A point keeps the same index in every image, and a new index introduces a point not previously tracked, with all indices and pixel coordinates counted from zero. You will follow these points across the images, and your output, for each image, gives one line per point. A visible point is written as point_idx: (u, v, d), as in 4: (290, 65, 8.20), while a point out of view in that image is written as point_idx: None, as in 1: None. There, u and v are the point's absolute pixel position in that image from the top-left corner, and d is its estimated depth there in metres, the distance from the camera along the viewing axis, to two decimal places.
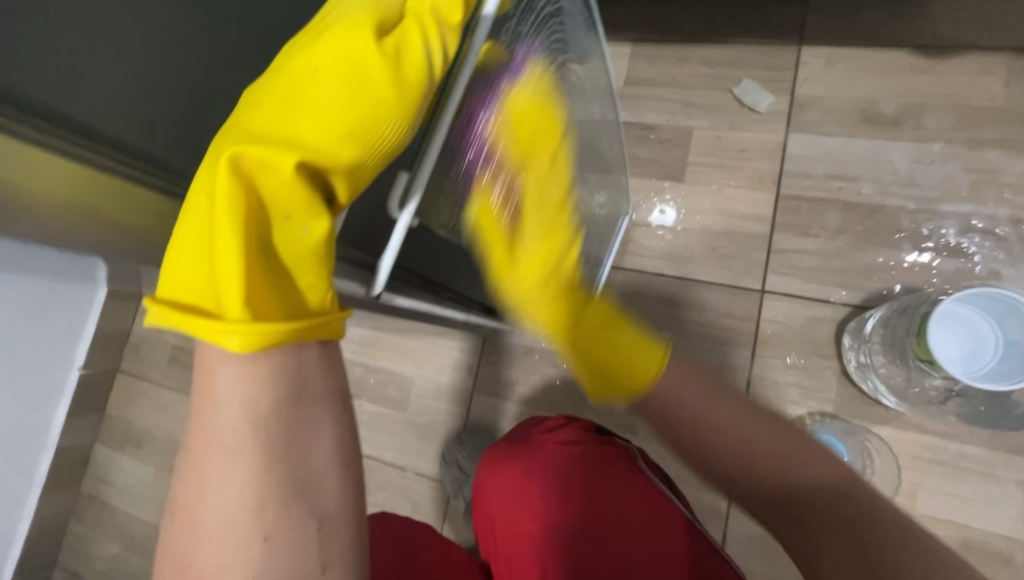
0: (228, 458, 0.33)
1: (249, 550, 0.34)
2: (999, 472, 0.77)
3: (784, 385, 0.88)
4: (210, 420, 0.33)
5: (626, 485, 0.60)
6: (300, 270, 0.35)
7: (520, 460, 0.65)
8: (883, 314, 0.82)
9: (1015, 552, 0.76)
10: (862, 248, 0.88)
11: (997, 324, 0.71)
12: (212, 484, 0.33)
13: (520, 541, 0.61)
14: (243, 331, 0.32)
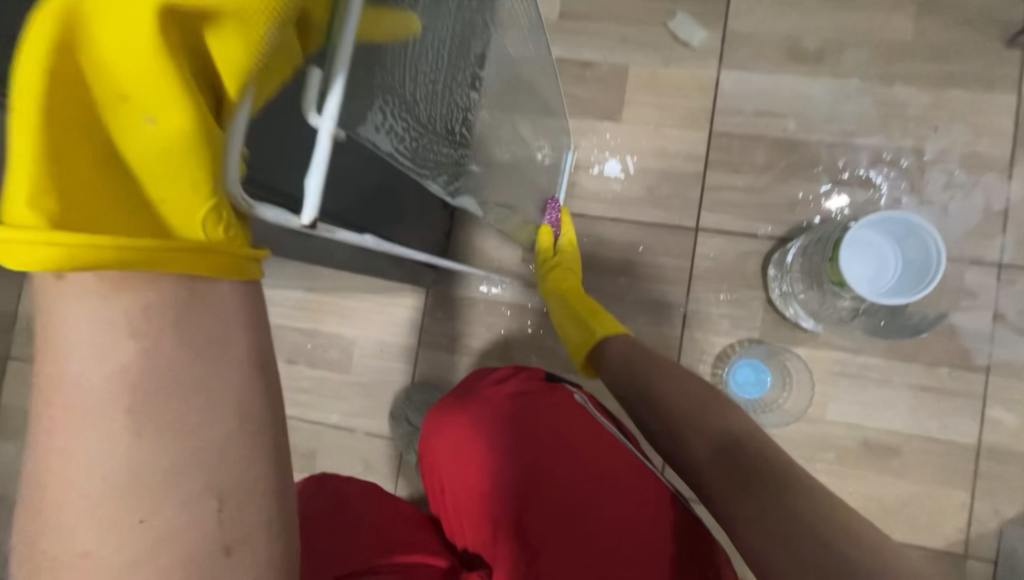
0: (102, 419, 0.29)
1: (124, 509, 0.30)
2: (894, 378, 0.87)
3: (717, 317, 0.93)
4: (73, 371, 0.29)
5: (573, 423, 0.64)
6: (176, 193, 0.28)
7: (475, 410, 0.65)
8: (801, 244, 0.88)
9: (903, 443, 0.87)
10: (787, 182, 0.92)
11: (899, 246, 0.78)
12: (75, 442, 0.29)
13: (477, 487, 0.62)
14: (54, 246, 0.25)
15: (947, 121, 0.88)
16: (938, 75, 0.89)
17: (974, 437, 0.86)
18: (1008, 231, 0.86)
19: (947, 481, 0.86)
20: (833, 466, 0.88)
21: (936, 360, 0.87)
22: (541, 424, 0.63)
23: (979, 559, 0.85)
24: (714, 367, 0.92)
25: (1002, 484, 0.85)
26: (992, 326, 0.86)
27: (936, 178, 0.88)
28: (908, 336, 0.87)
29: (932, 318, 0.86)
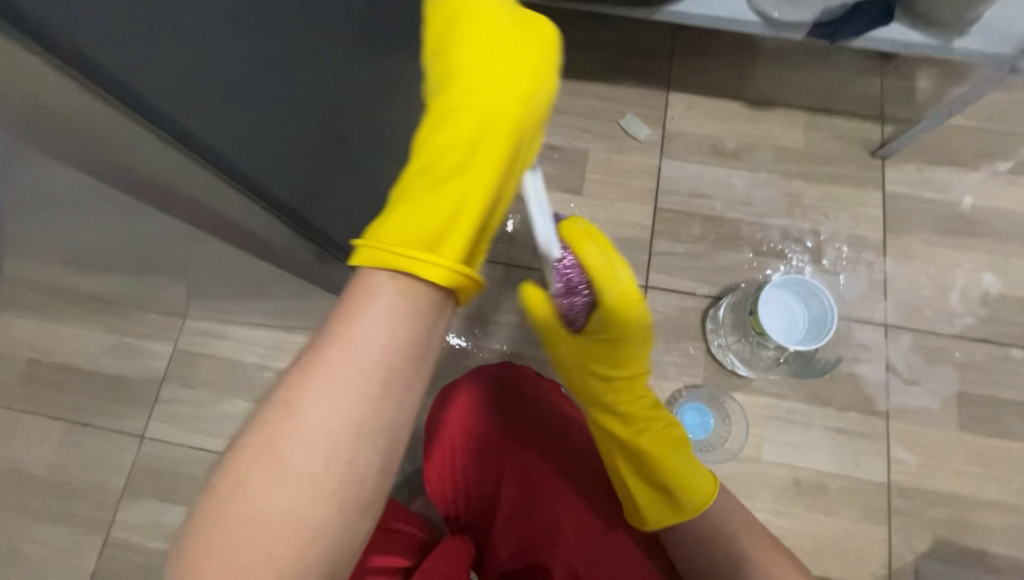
0: (354, 382, 0.39)
1: (338, 459, 0.38)
2: (815, 421, 1.00)
3: (666, 364, 1.05)
4: (347, 343, 0.40)
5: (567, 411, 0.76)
6: (461, 239, 0.48)
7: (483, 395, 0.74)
8: (729, 302, 1.04)
9: (828, 481, 0.98)
10: (717, 251, 1.10)
11: (805, 304, 0.95)
12: (321, 394, 0.39)
13: (480, 467, 0.72)
14: (430, 263, 0.44)
15: (836, 210, 1.11)
16: (826, 175, 1.13)
17: (885, 475, 0.98)
18: (889, 297, 1.06)
19: (867, 517, 0.97)
20: (771, 504, 0.97)
21: (846, 405, 1.01)
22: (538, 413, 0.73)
23: None
24: (664, 410, 1.02)
25: (912, 519, 0.97)
26: (886, 376, 1.02)
27: (831, 253, 1.09)
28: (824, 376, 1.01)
29: (833, 361, 1.02)
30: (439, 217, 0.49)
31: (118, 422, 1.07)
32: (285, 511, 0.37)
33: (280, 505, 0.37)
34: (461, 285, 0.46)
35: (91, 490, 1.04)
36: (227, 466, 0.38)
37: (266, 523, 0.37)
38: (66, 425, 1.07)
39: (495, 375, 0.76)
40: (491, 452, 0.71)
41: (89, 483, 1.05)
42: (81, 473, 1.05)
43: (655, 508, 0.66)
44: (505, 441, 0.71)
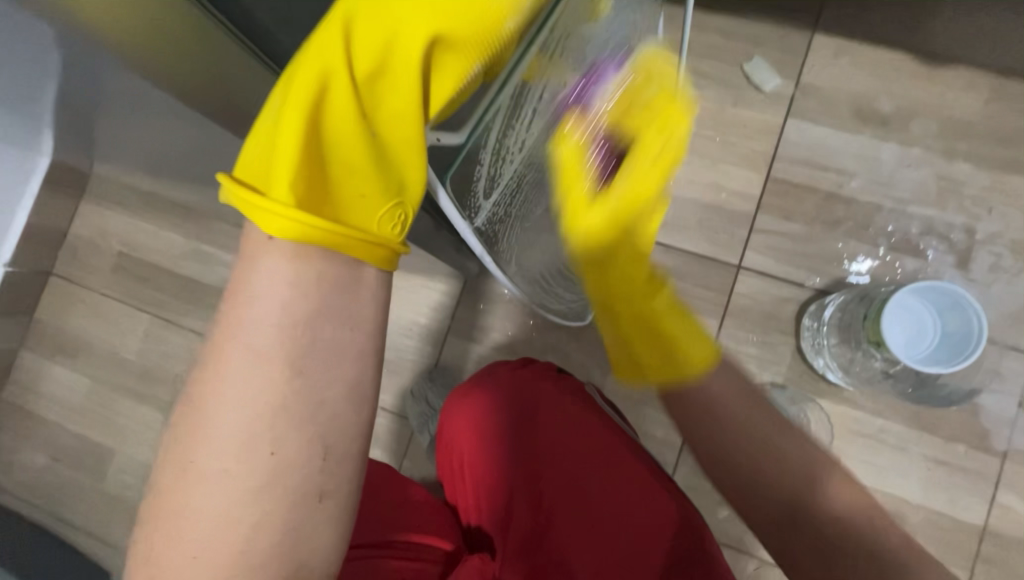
0: (248, 391, 0.35)
1: (250, 519, 0.35)
2: (909, 446, 0.88)
3: (745, 357, 0.94)
4: (229, 385, 0.35)
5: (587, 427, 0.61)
6: (395, 183, 0.39)
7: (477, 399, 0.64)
8: (841, 300, 0.90)
9: (909, 513, 0.88)
10: (836, 238, 0.94)
11: (946, 319, 0.79)
12: (226, 412, 0.35)
13: (485, 480, 0.62)
14: (295, 218, 0.34)
15: (1003, 206, 0.90)
16: (1002, 159, 0.91)
17: (982, 520, 0.86)
18: None
19: (948, 559, 0.86)
20: None
21: (955, 436, 0.87)
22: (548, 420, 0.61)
23: None
24: None
25: (1002, 570, 0.85)
26: (1016, 413, 0.86)
27: (985, 258, 0.89)
28: (935, 405, 0.87)
29: (962, 392, 0.87)
30: (357, 145, 0.38)
31: (193, 321, 1.13)
32: (229, 542, 0.35)
33: (183, 560, 0.35)
34: (371, 251, 0.37)
35: (169, 377, 1.14)
36: (146, 510, 0.37)
37: (204, 552, 0.35)
38: (149, 316, 1.15)
39: (491, 375, 0.65)
40: (488, 468, 0.62)
41: (167, 372, 1.14)
42: (160, 362, 1.14)
43: (646, 344, 0.56)
44: (509, 459, 0.61)
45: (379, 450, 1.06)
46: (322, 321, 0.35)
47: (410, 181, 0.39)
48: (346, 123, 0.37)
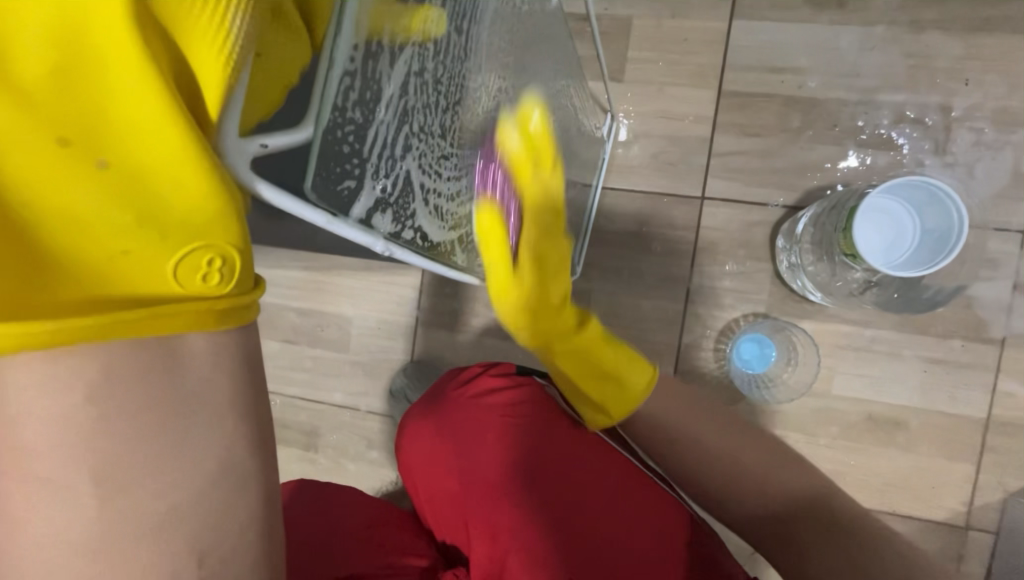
0: (65, 501, 0.29)
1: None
2: (903, 351, 0.84)
3: (723, 292, 0.89)
4: (38, 512, 0.29)
5: (550, 428, 0.61)
6: (183, 228, 0.29)
7: (439, 422, 0.65)
8: (814, 213, 0.83)
9: (909, 417, 0.85)
10: (802, 146, 0.86)
11: (922, 215, 0.73)
12: (47, 540, 0.30)
13: (454, 501, 0.62)
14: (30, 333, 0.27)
15: (981, 73, 0.81)
16: (976, 20, 0.80)
17: (985, 410, 0.84)
18: None
19: (953, 455, 0.85)
20: (836, 439, 0.87)
21: (950, 332, 0.83)
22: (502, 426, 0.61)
23: (980, 529, 0.84)
24: (716, 341, 0.90)
25: (1010, 456, 0.83)
26: (1012, 297, 0.81)
27: (966, 137, 0.81)
28: (923, 308, 0.82)
29: (951, 289, 0.82)
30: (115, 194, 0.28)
31: None
32: None
33: None
34: (191, 320, 0.30)
35: None
36: None
37: None
38: None
39: (445, 397, 0.66)
40: (454, 490, 0.62)
41: None
42: None
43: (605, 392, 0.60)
44: (472, 474, 0.61)
45: (375, 451, 1.04)
46: (126, 422, 0.30)
47: (197, 223, 0.29)
48: (63, 169, 0.27)
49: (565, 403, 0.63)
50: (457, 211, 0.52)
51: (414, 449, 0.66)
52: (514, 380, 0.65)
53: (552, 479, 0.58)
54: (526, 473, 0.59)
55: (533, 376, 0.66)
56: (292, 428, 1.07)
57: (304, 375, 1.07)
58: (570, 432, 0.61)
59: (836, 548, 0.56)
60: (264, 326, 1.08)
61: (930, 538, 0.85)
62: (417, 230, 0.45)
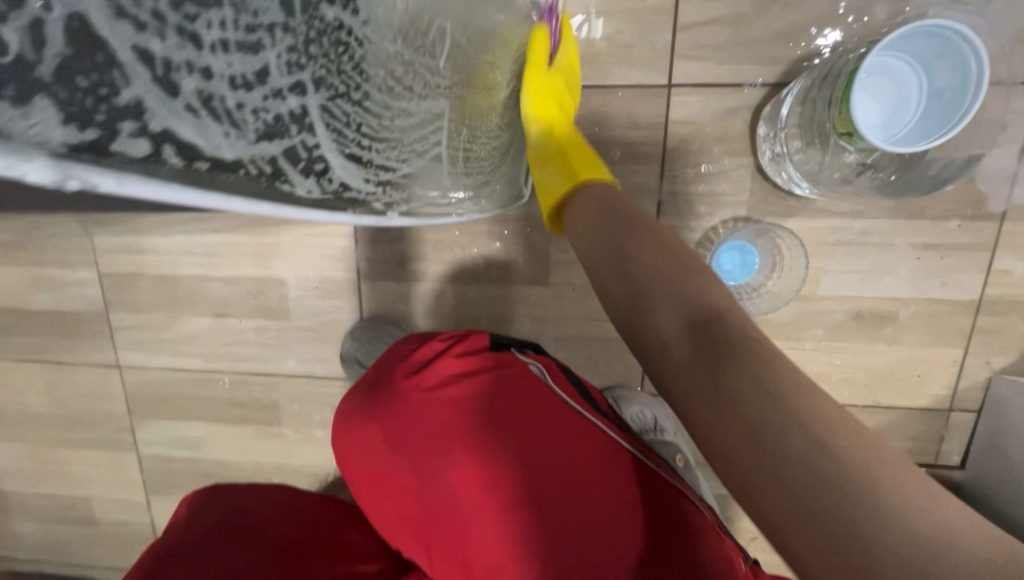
0: None
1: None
2: (896, 240, 0.76)
3: (698, 197, 0.78)
4: None
5: (531, 409, 0.55)
6: None
7: (392, 418, 0.57)
8: (802, 87, 0.70)
9: (899, 309, 0.80)
10: (786, 4, 0.69)
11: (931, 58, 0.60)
12: None
13: (418, 495, 0.54)
14: None
15: None
16: None
17: (978, 292, 0.78)
18: None
19: (941, 341, 0.81)
20: (823, 342, 0.82)
21: (947, 213, 0.75)
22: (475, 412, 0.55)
23: (963, 410, 0.83)
24: (694, 254, 0.80)
25: (1001, 336, 0.79)
26: (1019, 164, 0.72)
27: None
28: (926, 189, 0.72)
29: (960, 164, 0.70)
30: None
31: (89, 355, 0.98)
32: None
33: None
34: None
35: (99, 417, 1.02)
36: None
37: None
38: (43, 364, 1.00)
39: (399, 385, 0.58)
40: (416, 485, 0.54)
41: (93, 413, 1.02)
42: (81, 406, 1.01)
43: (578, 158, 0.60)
44: (439, 469, 0.53)
45: None
46: None
47: None
48: None
49: (549, 381, 0.58)
50: (268, 112, 0.33)
51: (360, 436, 0.58)
52: (486, 359, 0.60)
53: (535, 467, 0.52)
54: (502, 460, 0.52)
55: (513, 350, 0.61)
56: (247, 406, 0.98)
57: (245, 350, 0.95)
58: (556, 411, 0.56)
59: (743, 371, 0.36)
60: (188, 302, 0.94)
61: (913, 425, 0.84)
62: (165, 139, 0.27)
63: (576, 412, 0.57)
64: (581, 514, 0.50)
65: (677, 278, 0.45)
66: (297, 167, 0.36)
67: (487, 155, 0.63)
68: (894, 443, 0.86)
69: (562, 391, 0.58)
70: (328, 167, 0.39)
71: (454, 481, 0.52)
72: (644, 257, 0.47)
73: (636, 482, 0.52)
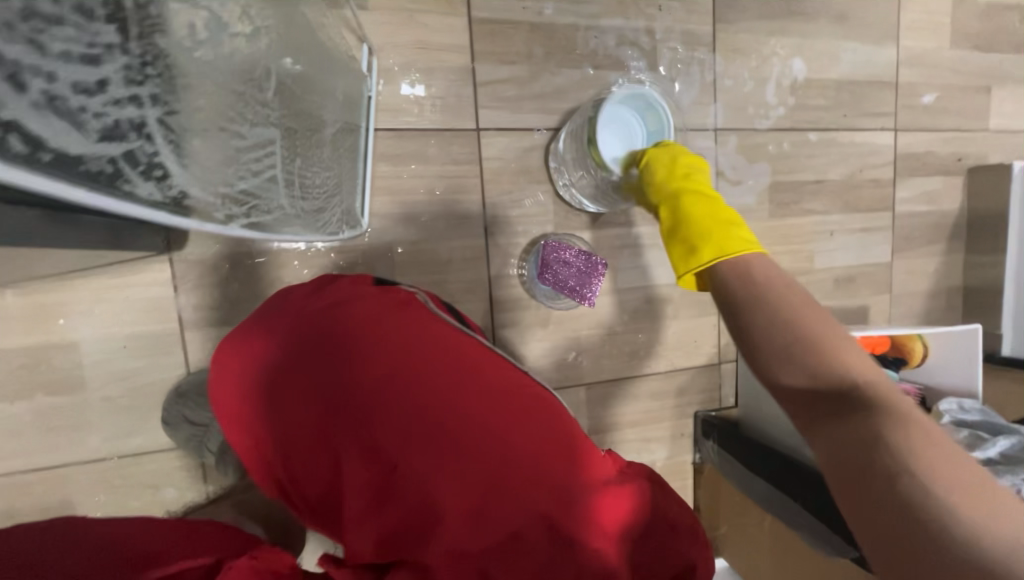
0: None
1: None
2: (659, 240, 1.03)
3: (516, 218, 0.94)
4: None
5: (417, 330, 0.51)
6: None
7: (275, 345, 0.49)
8: (570, 130, 0.92)
9: (672, 291, 1.06)
10: (552, 71, 0.92)
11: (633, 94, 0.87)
12: None
13: (295, 447, 0.47)
14: None
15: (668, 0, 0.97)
16: None
17: None
18: (719, 99, 1.03)
19: (703, 312, 1.09)
20: (628, 325, 1.03)
21: None
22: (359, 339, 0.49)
23: (727, 360, 1.11)
24: (519, 266, 0.95)
25: None
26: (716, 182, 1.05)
27: (667, 55, 0.98)
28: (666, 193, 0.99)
29: None
30: None
31: None
32: None
33: None
34: None
35: None
36: None
37: None
38: None
39: (274, 318, 0.52)
40: (291, 432, 0.47)
41: None
42: None
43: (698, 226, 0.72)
44: (314, 406, 0.46)
45: (165, 499, 0.81)
46: None
47: None
48: None
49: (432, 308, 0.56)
50: (107, 117, 0.31)
51: (225, 383, 0.50)
52: (368, 290, 0.56)
53: (426, 390, 0.46)
54: (387, 387, 0.46)
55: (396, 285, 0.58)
56: (18, 518, 0.76)
57: (12, 443, 0.75)
58: (445, 333, 0.53)
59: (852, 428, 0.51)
60: None
61: (700, 379, 1.10)
62: (11, 128, 0.26)
63: (464, 335, 0.54)
64: (482, 429, 0.45)
65: (792, 354, 0.57)
66: (136, 169, 0.35)
67: (317, 182, 0.65)
68: (692, 396, 1.10)
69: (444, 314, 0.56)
70: (169, 174, 0.37)
71: (337, 404, 0.46)
72: (753, 330, 0.60)
73: (525, 384, 0.51)
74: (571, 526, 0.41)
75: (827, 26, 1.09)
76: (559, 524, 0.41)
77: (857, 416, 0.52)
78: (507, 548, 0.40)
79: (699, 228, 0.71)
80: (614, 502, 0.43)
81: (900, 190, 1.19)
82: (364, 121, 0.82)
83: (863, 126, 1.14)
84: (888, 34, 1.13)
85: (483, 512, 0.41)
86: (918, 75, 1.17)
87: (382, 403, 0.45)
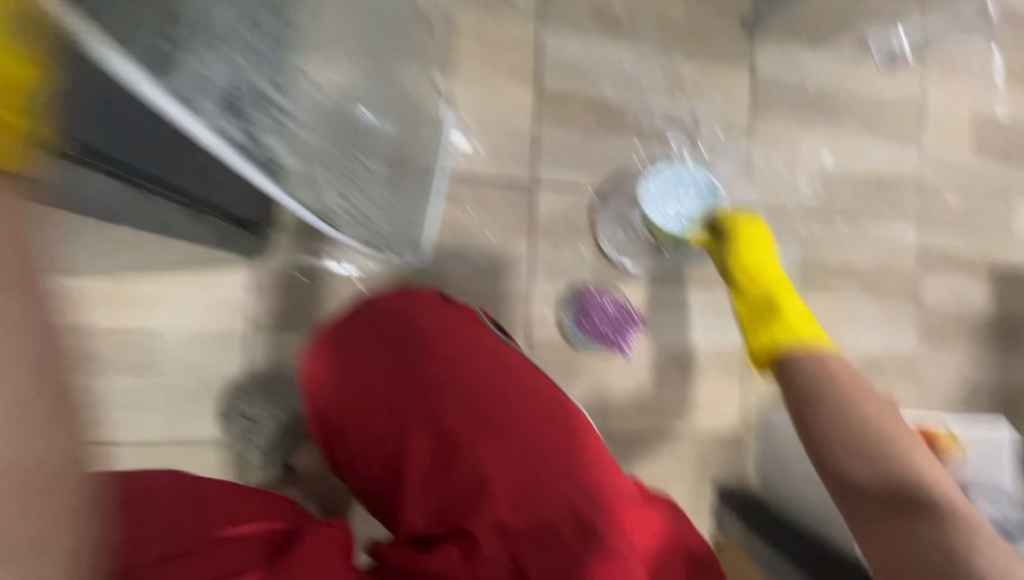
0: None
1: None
2: (690, 302, 1.08)
3: (557, 266, 1.01)
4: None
5: (474, 340, 0.57)
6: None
7: (355, 340, 0.56)
8: (612, 198, 1.03)
9: (699, 352, 1.09)
10: (604, 140, 1.03)
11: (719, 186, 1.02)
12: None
13: (364, 433, 0.53)
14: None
15: (711, 91, 1.10)
16: (705, 53, 1.09)
17: (743, 340, 1.12)
18: (751, 179, 1.13)
19: (728, 377, 1.11)
20: (653, 380, 1.06)
21: (716, 284, 1.10)
22: (425, 343, 0.55)
23: (750, 429, 1.12)
24: (556, 311, 1.01)
25: None
26: None
27: (707, 136, 1.09)
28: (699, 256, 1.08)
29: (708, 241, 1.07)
30: None
31: None
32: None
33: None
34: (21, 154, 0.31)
35: None
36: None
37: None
38: None
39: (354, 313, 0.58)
40: (363, 418, 0.53)
41: None
42: None
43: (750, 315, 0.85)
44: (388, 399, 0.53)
45: None
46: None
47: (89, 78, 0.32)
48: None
49: (485, 319, 0.60)
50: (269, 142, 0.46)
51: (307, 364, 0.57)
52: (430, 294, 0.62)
53: (482, 396, 0.53)
54: (450, 389, 0.53)
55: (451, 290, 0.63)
56: None
57: None
58: (497, 345, 0.57)
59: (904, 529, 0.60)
60: None
61: (720, 443, 1.10)
62: None
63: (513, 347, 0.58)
64: (527, 436, 0.52)
65: (829, 439, 0.70)
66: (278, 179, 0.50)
67: (399, 213, 0.78)
68: (711, 461, 1.10)
69: (494, 325, 0.61)
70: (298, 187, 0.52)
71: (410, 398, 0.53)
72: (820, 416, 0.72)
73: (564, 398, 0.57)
74: (596, 521, 0.49)
75: (855, 126, 1.19)
76: (585, 517, 0.50)
77: (895, 522, 0.61)
78: (542, 536, 0.49)
79: (754, 308, 0.86)
80: (631, 508, 0.51)
81: (924, 282, 1.24)
82: (439, 164, 0.91)
83: (887, 218, 1.22)
84: (910, 139, 1.23)
85: (526, 500, 0.50)
86: (939, 178, 1.25)
87: (448, 403, 0.52)
